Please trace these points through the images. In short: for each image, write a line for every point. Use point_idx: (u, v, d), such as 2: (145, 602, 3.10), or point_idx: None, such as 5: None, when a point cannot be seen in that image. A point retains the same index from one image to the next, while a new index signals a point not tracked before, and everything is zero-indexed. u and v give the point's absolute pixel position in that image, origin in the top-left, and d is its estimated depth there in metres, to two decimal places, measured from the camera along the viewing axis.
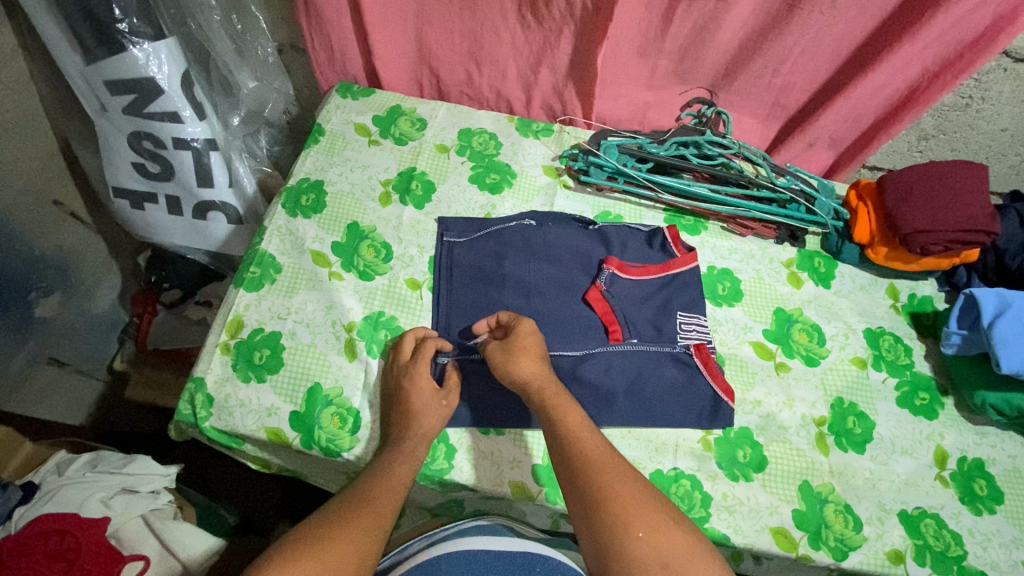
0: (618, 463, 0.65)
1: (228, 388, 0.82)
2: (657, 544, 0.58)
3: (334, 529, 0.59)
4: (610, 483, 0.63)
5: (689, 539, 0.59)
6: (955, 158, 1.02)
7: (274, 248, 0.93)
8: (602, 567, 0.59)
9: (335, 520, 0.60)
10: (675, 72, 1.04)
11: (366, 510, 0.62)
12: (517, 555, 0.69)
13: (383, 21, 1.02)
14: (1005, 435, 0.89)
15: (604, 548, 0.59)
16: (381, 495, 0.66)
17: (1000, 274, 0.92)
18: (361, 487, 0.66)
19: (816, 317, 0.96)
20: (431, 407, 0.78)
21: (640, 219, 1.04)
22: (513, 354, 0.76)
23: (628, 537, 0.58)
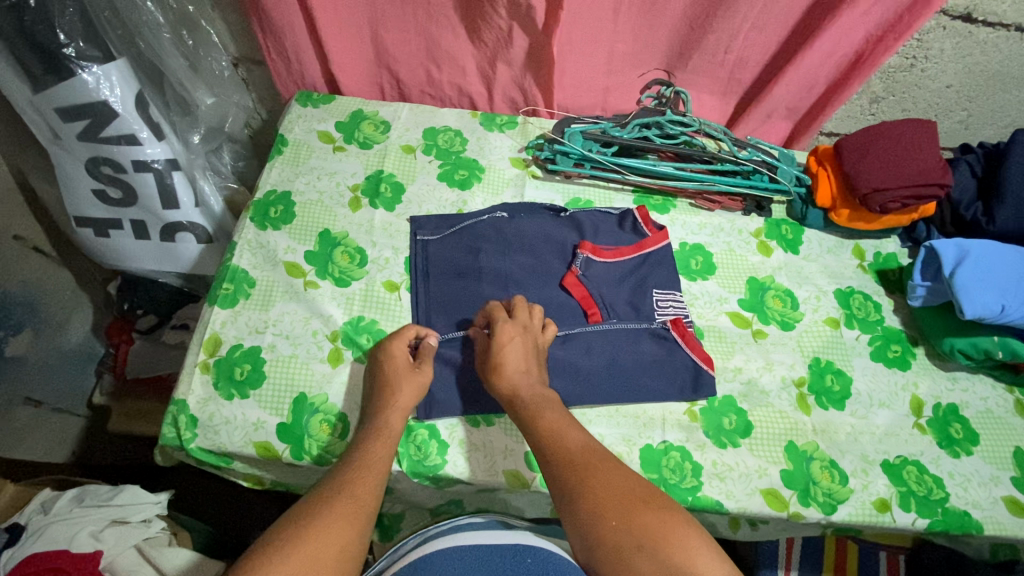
0: (594, 457, 0.66)
1: (211, 406, 0.81)
2: (630, 526, 0.59)
3: (304, 528, 0.58)
4: (584, 476, 0.64)
5: (666, 516, 0.59)
6: (906, 118, 1.06)
7: (246, 263, 0.92)
8: (588, 554, 0.60)
9: (308, 519, 0.59)
10: (631, 55, 1.06)
11: (344, 509, 0.61)
12: (508, 548, 0.70)
13: (337, 26, 1.02)
14: (975, 378, 0.93)
15: (587, 541, 0.60)
16: (362, 492, 0.64)
17: (957, 225, 0.95)
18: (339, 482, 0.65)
19: (787, 283, 0.98)
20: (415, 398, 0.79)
21: (610, 202, 1.06)
22: (515, 354, 0.78)
23: (603, 526, 0.59)
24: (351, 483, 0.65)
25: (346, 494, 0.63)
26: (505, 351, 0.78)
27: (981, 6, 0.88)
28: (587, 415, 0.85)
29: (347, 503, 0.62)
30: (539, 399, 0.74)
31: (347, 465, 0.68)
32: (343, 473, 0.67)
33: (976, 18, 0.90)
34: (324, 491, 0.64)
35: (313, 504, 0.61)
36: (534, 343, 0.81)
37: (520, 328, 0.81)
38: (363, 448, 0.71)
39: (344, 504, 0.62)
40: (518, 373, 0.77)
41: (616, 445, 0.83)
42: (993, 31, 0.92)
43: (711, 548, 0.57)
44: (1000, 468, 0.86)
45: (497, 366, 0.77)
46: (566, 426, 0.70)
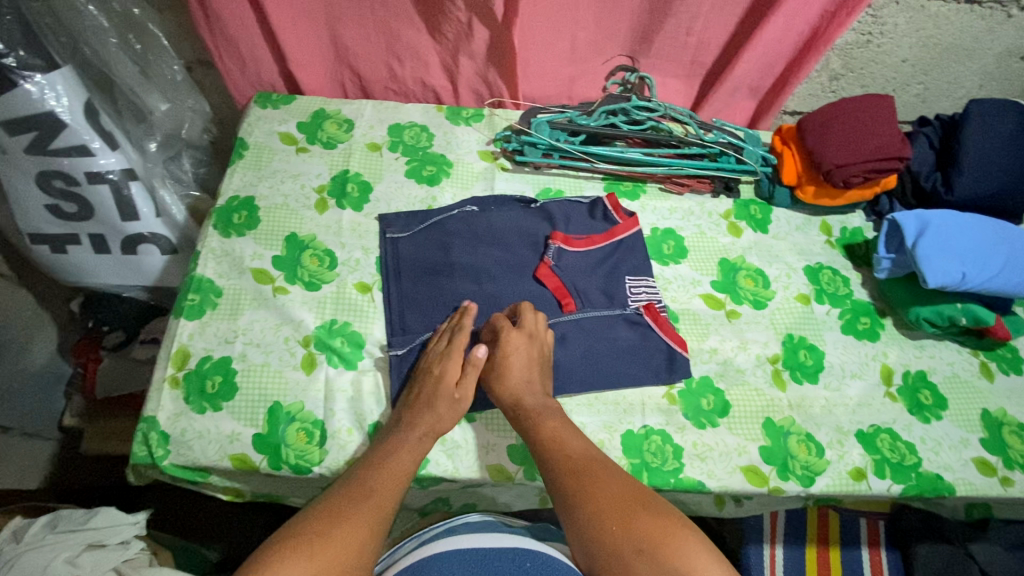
0: (595, 466, 0.70)
1: (183, 421, 0.79)
2: (629, 531, 0.61)
3: (311, 534, 0.62)
4: (586, 484, 0.67)
5: (664, 520, 0.62)
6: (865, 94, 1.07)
7: (211, 272, 0.90)
8: (592, 558, 0.63)
9: (315, 526, 0.63)
10: (594, 42, 1.06)
11: (352, 513, 0.65)
12: (504, 550, 0.70)
13: (292, 24, 1.00)
14: (942, 345, 0.95)
15: (589, 547, 0.64)
16: (371, 490, 0.68)
17: (918, 196, 0.97)
18: (349, 486, 0.69)
19: (758, 262, 0.99)
20: (449, 406, 0.77)
21: (581, 191, 1.05)
22: (517, 361, 0.79)
23: (603, 531, 0.63)
24: (360, 484, 0.69)
25: (353, 499, 0.67)
26: (510, 360, 0.79)
27: None
28: (568, 405, 0.85)
29: (355, 507, 0.66)
30: (542, 409, 0.77)
31: (359, 468, 0.72)
32: (353, 475, 0.71)
33: None
34: (342, 493, 0.68)
35: (321, 510, 0.65)
36: (539, 350, 0.81)
37: (527, 335, 0.81)
38: (380, 449, 0.74)
39: (351, 509, 0.65)
40: (520, 382, 0.78)
41: (597, 433, 0.83)
42: (944, 3, 0.93)
43: (707, 548, 0.60)
44: (969, 430, 0.88)
45: (501, 373, 0.79)
46: (569, 434, 0.74)
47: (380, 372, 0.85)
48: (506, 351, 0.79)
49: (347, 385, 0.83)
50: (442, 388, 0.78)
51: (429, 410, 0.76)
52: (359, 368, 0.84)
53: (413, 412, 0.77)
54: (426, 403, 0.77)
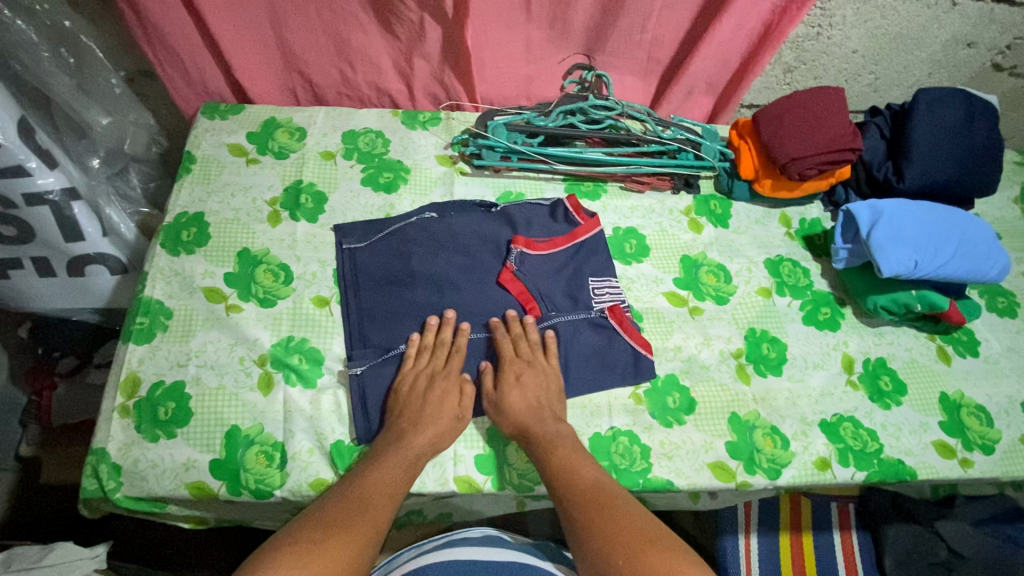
0: (604, 496, 0.70)
1: (135, 451, 0.76)
2: (636, 567, 0.61)
3: (299, 551, 0.61)
4: (593, 515, 0.67)
5: (670, 557, 0.62)
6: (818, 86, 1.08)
7: (160, 293, 0.86)
8: None
9: (304, 541, 0.62)
10: (549, 41, 1.04)
11: (343, 530, 0.64)
12: (501, 564, 0.73)
13: (234, 30, 0.96)
14: (900, 331, 0.97)
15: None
16: (364, 508, 0.68)
17: (872, 185, 0.97)
18: (341, 503, 0.68)
19: (719, 257, 1.00)
20: (451, 422, 0.79)
21: (541, 192, 1.04)
22: (519, 392, 0.80)
23: (610, 566, 0.62)
24: (354, 501, 0.68)
25: (350, 512, 0.67)
26: (511, 391, 0.80)
27: None
28: None
29: (344, 525, 0.65)
30: (554, 435, 0.77)
31: (353, 481, 0.71)
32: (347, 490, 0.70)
33: None
34: (340, 501, 0.68)
35: (312, 526, 0.64)
36: (540, 378, 0.82)
37: (529, 364, 0.82)
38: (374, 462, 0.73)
39: (343, 526, 0.65)
40: (523, 411, 0.79)
41: None
42: None
43: None
44: (929, 414, 0.90)
45: (502, 406, 0.80)
46: (580, 463, 0.74)
47: (341, 389, 0.83)
48: (508, 379, 0.81)
49: (306, 404, 0.80)
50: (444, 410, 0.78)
51: (432, 425, 0.77)
52: (319, 386, 0.82)
53: (416, 423, 0.76)
54: (426, 417, 0.77)
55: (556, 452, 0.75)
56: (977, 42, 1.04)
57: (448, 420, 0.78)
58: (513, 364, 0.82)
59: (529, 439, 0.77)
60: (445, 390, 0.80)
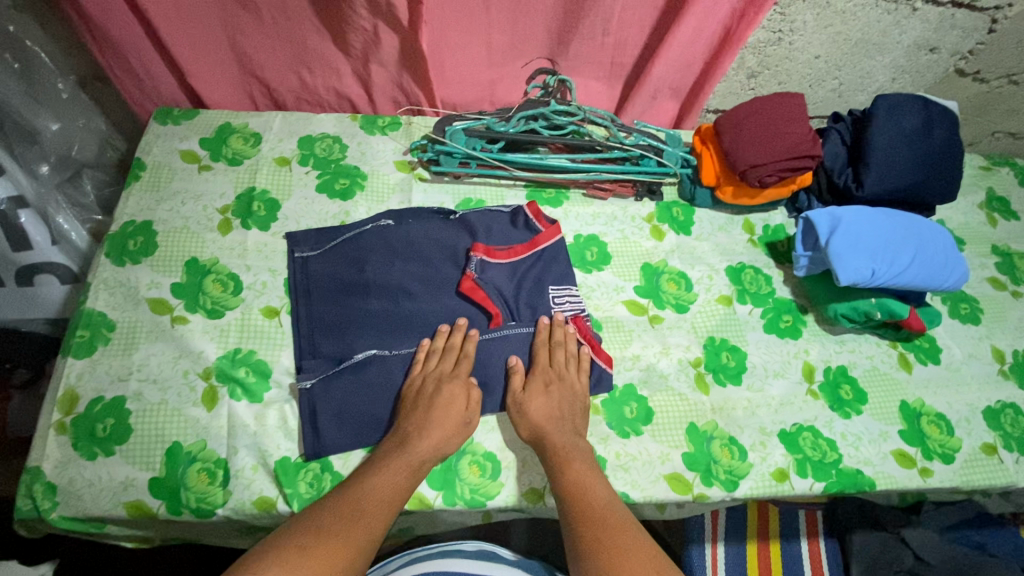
0: (616, 521, 0.67)
1: (71, 470, 0.74)
2: None
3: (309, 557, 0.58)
4: (604, 539, 0.65)
5: None
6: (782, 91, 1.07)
7: (103, 305, 0.83)
8: None
9: (315, 546, 0.60)
10: (510, 45, 1.03)
11: (349, 536, 0.62)
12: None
13: (183, 35, 0.94)
14: (861, 338, 0.96)
15: None
16: (363, 514, 0.65)
17: (833, 192, 0.97)
18: (353, 504, 0.66)
19: (680, 265, 0.99)
20: (457, 427, 0.77)
21: (502, 199, 1.02)
22: (541, 403, 0.78)
23: None
24: (363, 505, 0.66)
25: (344, 519, 0.64)
26: (534, 400, 0.79)
27: None
28: (488, 422, 0.82)
29: (350, 530, 0.63)
30: (570, 448, 0.75)
31: (353, 485, 0.68)
32: (357, 490, 0.68)
33: None
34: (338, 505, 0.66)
35: (323, 527, 0.62)
36: (566, 394, 0.81)
37: (558, 377, 0.81)
38: (374, 468, 0.71)
39: (351, 531, 0.63)
40: (543, 422, 0.77)
41: (518, 450, 0.81)
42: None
43: None
44: (889, 423, 0.89)
45: (522, 413, 0.78)
46: (595, 481, 0.72)
47: (289, 402, 0.81)
48: (536, 386, 0.80)
49: (250, 420, 0.78)
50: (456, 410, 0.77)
51: (439, 428, 0.75)
52: (265, 400, 0.80)
53: (421, 427, 0.75)
54: (433, 423, 0.75)
55: (573, 467, 0.73)
56: (939, 47, 1.03)
57: (454, 423, 0.76)
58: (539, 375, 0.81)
59: (543, 448, 0.76)
60: (455, 393, 0.78)
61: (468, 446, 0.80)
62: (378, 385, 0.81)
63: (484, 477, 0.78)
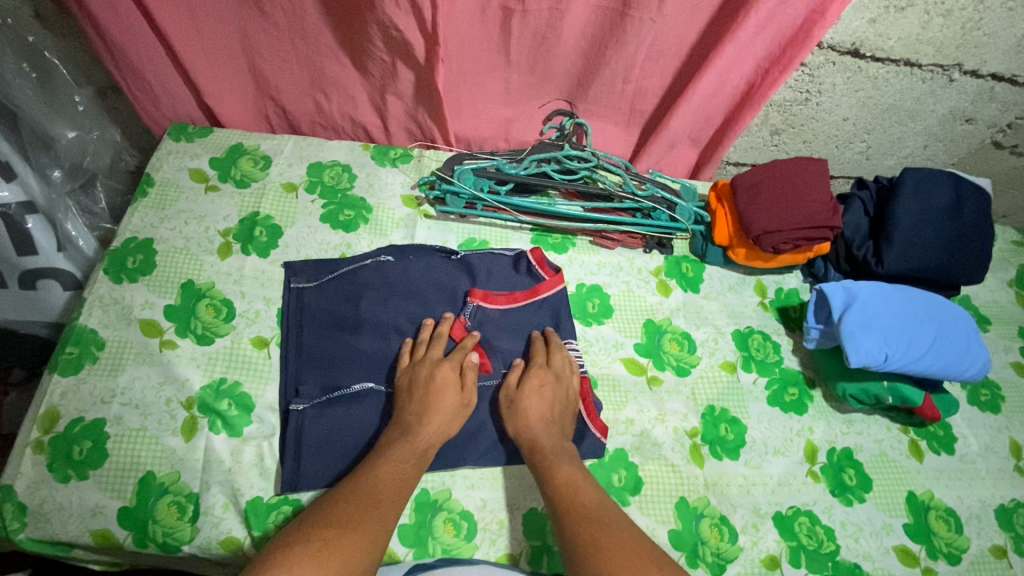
0: (605, 517, 0.64)
1: (43, 491, 0.73)
2: None
3: (305, 557, 0.55)
4: (595, 533, 0.62)
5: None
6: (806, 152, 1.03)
7: (95, 322, 0.83)
8: None
9: (312, 544, 0.57)
10: (528, 85, 1.01)
11: (354, 532, 0.60)
12: None
13: (201, 56, 0.94)
14: (871, 420, 0.91)
15: None
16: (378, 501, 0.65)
17: (851, 263, 0.92)
18: (351, 495, 0.65)
19: (685, 325, 0.95)
20: (457, 409, 0.77)
21: (506, 242, 1.00)
22: (536, 401, 0.78)
23: None
24: (362, 502, 0.64)
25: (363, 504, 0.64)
26: (531, 403, 0.78)
27: (868, 42, 0.85)
28: (469, 479, 0.79)
29: (354, 525, 0.61)
30: (559, 451, 0.74)
31: (359, 479, 0.67)
32: (350, 488, 0.66)
33: (864, 54, 0.87)
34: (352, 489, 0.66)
35: (316, 528, 0.59)
36: (565, 394, 0.81)
37: (557, 376, 0.81)
38: (378, 459, 0.70)
39: (352, 526, 0.60)
40: (538, 422, 0.77)
41: (497, 512, 0.78)
42: (883, 66, 0.89)
43: None
44: (893, 515, 0.84)
45: (520, 413, 0.78)
46: (585, 482, 0.70)
47: (268, 440, 0.79)
48: (530, 386, 0.79)
49: (226, 456, 0.77)
50: (451, 393, 0.77)
51: (437, 414, 0.75)
52: (244, 435, 0.79)
53: (421, 413, 0.75)
54: (434, 408, 0.75)
55: (562, 468, 0.71)
56: (976, 118, 0.98)
57: (454, 407, 0.77)
58: (536, 372, 0.81)
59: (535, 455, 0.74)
60: (448, 377, 0.78)
61: (445, 502, 0.77)
62: (370, 415, 0.79)
63: (459, 537, 0.75)
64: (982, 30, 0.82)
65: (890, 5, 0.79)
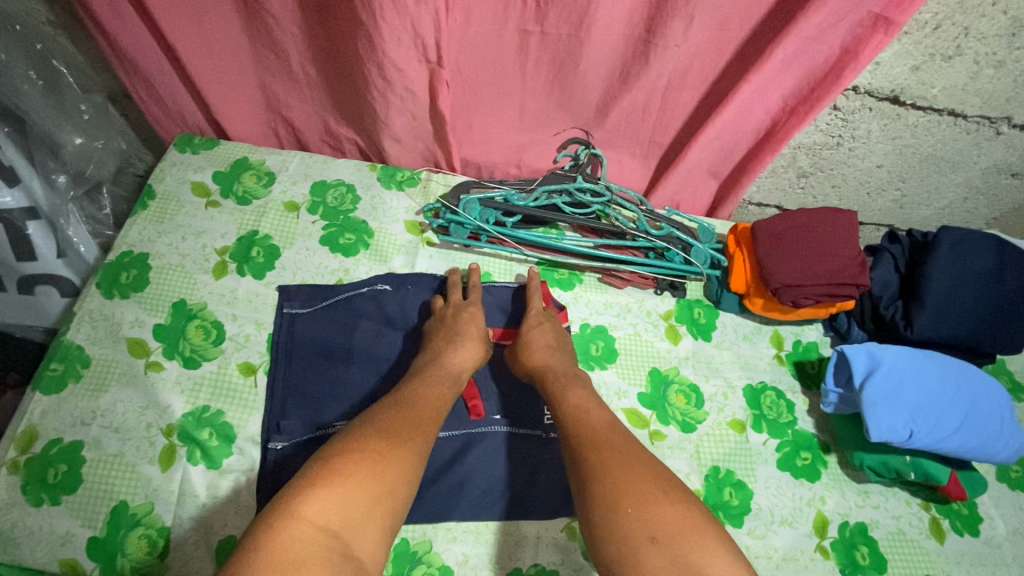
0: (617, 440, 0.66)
1: (13, 514, 0.70)
2: (645, 516, 0.57)
3: (359, 467, 0.58)
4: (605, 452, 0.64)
5: (684, 512, 0.58)
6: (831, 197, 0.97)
7: (83, 339, 0.81)
8: (593, 541, 0.58)
9: (367, 453, 0.60)
10: (544, 113, 0.96)
11: (403, 446, 0.62)
12: None
13: (210, 69, 0.92)
14: (889, 493, 0.85)
15: (593, 524, 0.59)
16: (417, 421, 0.66)
17: (876, 322, 0.86)
18: (389, 414, 0.66)
19: (693, 375, 0.90)
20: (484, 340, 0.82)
21: (510, 275, 0.96)
22: (544, 334, 0.83)
23: (617, 511, 0.58)
24: (409, 415, 0.67)
25: (402, 421, 0.65)
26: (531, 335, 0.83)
27: (909, 89, 0.79)
28: (452, 531, 0.75)
29: (405, 438, 0.63)
30: (570, 377, 0.77)
31: (403, 397, 0.70)
32: (398, 403, 0.68)
33: (904, 101, 0.81)
34: (388, 407, 0.68)
35: (370, 437, 0.62)
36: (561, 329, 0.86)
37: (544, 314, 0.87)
38: (420, 379, 0.74)
39: (403, 439, 0.63)
40: (546, 350, 0.81)
41: (479, 569, 0.73)
42: (924, 114, 0.82)
43: (730, 555, 0.55)
44: None
45: (525, 345, 0.82)
46: (593, 406, 0.72)
47: (247, 475, 0.76)
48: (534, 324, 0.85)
49: (202, 489, 0.74)
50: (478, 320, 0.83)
51: (470, 340, 0.80)
52: (222, 468, 0.76)
53: (453, 341, 0.80)
54: (465, 334, 0.80)
55: (573, 393, 0.74)
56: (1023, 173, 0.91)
57: (479, 332, 0.82)
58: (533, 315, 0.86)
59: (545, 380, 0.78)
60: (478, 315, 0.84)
61: (425, 555, 0.73)
62: None
63: None
64: None
65: (936, 53, 0.73)
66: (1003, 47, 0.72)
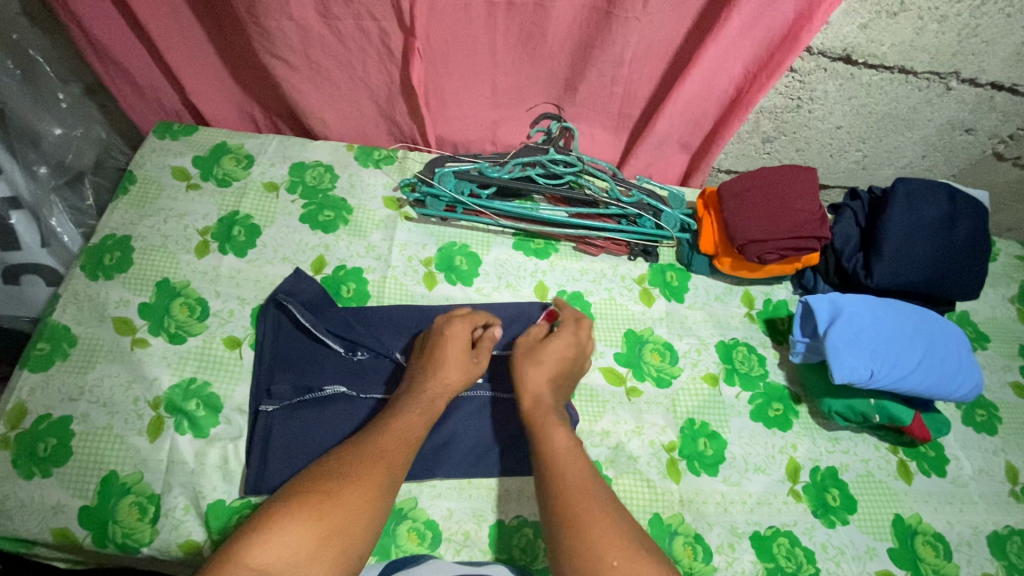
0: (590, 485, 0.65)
1: (5, 487, 0.72)
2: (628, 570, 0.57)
3: (302, 511, 0.59)
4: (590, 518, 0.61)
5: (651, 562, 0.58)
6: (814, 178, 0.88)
7: (68, 318, 0.83)
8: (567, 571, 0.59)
9: (315, 496, 0.61)
10: (515, 87, 0.98)
11: (353, 478, 0.64)
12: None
13: (185, 53, 0.94)
14: (858, 438, 0.88)
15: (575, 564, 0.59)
16: (372, 458, 0.67)
17: (840, 275, 0.89)
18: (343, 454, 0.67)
19: (667, 334, 0.93)
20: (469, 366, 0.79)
21: (488, 246, 0.98)
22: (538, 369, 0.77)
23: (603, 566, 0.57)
24: (362, 453, 0.67)
25: (356, 459, 0.66)
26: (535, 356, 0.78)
27: (859, 48, 0.82)
28: (437, 488, 0.78)
29: (357, 474, 0.64)
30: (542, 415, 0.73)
31: (368, 432, 0.70)
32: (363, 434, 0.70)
33: (857, 60, 0.84)
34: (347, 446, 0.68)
35: (317, 483, 0.63)
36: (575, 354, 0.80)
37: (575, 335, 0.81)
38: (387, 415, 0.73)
39: (352, 479, 0.64)
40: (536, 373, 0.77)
41: (463, 522, 0.76)
42: (876, 73, 0.86)
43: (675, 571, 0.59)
44: (878, 538, 0.81)
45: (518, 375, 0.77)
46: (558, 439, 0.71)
47: (234, 442, 0.78)
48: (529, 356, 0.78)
49: (189, 457, 0.76)
50: (457, 352, 0.79)
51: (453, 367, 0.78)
52: (210, 436, 0.78)
53: (435, 371, 0.77)
54: (444, 362, 0.78)
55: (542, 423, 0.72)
56: (975, 128, 0.95)
57: (458, 359, 0.79)
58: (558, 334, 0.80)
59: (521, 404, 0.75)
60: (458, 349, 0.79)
61: (410, 511, 0.75)
62: (342, 420, 0.80)
63: (422, 547, 0.74)
64: (979, 37, 0.79)
65: (882, 10, 0.77)
66: (944, 2, 0.75)
